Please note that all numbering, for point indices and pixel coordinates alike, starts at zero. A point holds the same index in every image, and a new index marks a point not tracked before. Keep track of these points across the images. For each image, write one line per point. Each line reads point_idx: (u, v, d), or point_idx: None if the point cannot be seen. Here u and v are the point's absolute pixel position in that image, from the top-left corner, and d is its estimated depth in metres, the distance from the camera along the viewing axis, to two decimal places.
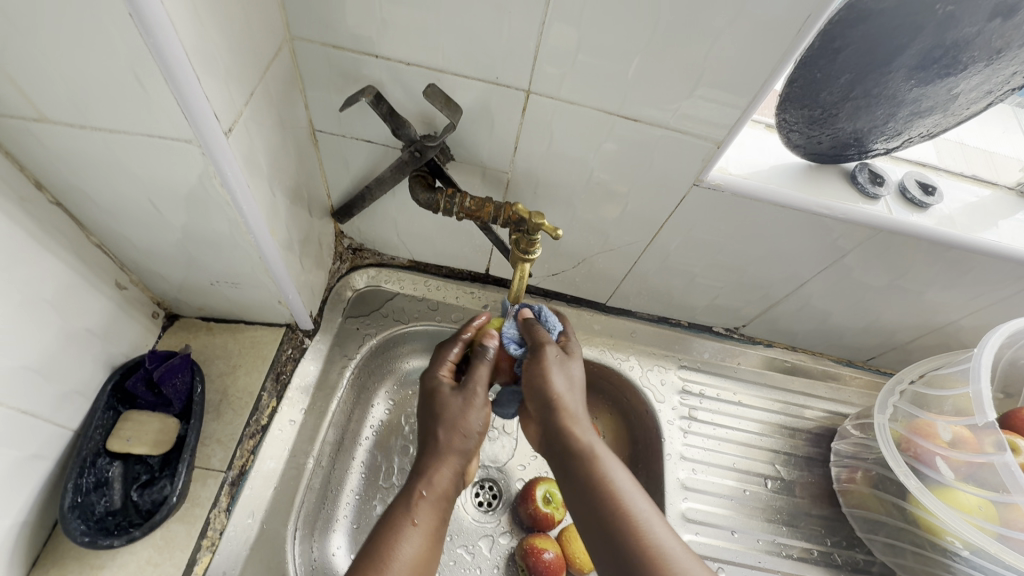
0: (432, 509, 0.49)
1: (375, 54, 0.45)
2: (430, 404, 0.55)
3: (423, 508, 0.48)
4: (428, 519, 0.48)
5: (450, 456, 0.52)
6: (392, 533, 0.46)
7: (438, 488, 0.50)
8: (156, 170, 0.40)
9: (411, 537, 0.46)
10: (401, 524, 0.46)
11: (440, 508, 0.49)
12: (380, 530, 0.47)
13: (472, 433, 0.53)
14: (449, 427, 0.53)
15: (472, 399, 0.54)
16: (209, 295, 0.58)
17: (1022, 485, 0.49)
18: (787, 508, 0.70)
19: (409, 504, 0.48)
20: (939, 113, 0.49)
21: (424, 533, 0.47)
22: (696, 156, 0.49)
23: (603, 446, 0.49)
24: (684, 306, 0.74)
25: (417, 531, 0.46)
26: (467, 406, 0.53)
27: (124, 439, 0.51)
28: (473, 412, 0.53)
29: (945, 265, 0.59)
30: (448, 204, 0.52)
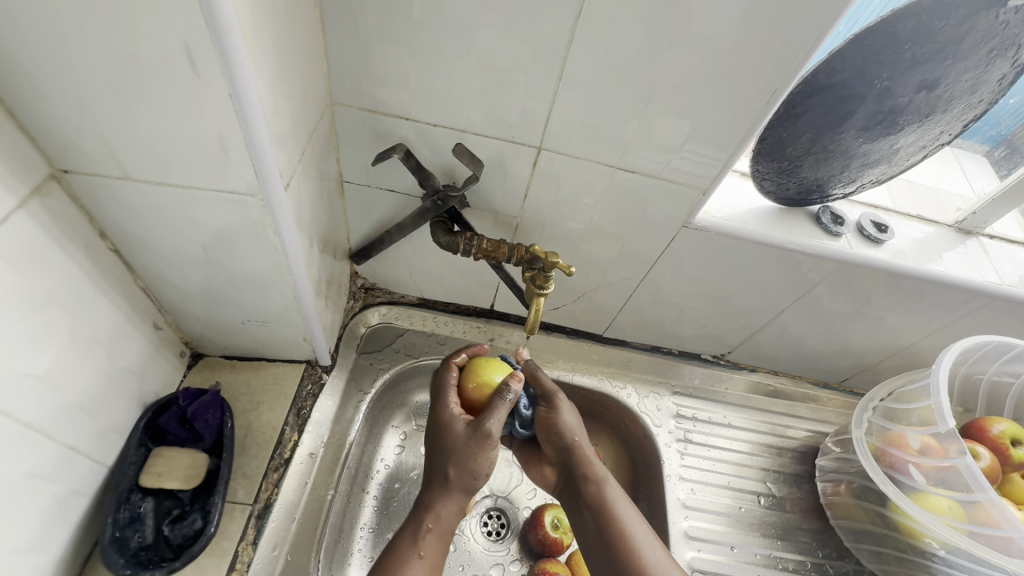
0: (438, 540, 0.56)
1: (406, 117, 0.52)
2: (439, 450, 0.58)
3: (429, 542, 0.56)
4: (433, 554, 0.56)
5: (455, 496, 0.57)
6: (398, 565, 0.54)
7: (443, 525, 0.57)
8: (216, 220, 0.45)
9: (415, 570, 0.54)
10: (407, 558, 0.54)
11: (443, 541, 0.57)
12: (388, 566, 0.54)
13: (483, 476, 0.58)
14: (460, 474, 0.57)
15: (483, 451, 0.57)
16: (237, 333, 0.61)
17: (983, 484, 0.55)
18: (780, 523, 0.75)
19: (416, 540, 0.56)
20: (885, 164, 0.58)
21: (428, 565, 0.55)
22: (685, 201, 0.57)
23: (609, 476, 0.64)
24: (674, 335, 0.81)
25: (421, 563, 0.54)
26: (480, 454, 0.57)
27: (157, 475, 0.53)
28: (485, 465, 0.58)
29: (902, 292, 0.67)
30: (467, 245, 0.57)
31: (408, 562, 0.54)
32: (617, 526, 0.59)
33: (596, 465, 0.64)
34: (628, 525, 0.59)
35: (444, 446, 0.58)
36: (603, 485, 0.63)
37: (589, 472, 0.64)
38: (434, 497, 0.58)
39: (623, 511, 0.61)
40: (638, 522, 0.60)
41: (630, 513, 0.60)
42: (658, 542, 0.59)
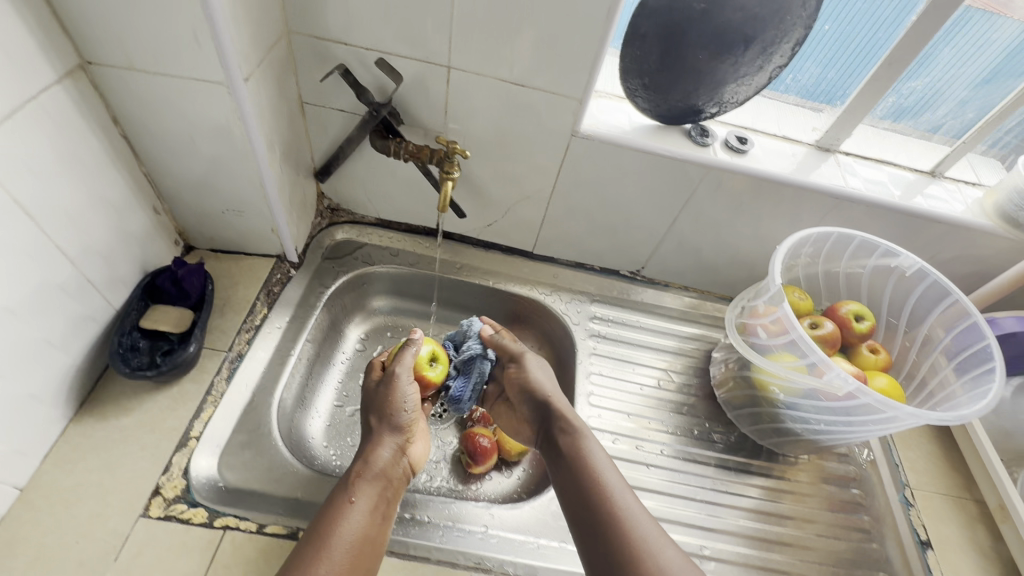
0: (371, 484, 0.64)
1: (344, 42, 0.68)
2: (368, 407, 0.75)
3: (363, 489, 0.63)
4: (367, 497, 0.62)
5: (384, 438, 0.70)
6: (335, 510, 0.60)
7: (375, 467, 0.67)
8: (197, 108, 0.61)
9: (353, 511, 0.60)
10: (342, 504, 0.61)
11: (376, 483, 0.65)
12: (328, 511, 0.60)
13: (401, 415, 0.73)
14: (382, 417, 0.72)
15: (398, 389, 0.75)
16: (219, 224, 0.77)
17: (795, 321, 0.66)
18: (674, 401, 0.89)
19: (347, 486, 0.63)
20: (734, 82, 0.72)
21: (364, 509, 0.61)
22: (569, 112, 0.72)
23: (594, 447, 0.71)
24: (593, 250, 0.95)
25: (355, 505, 0.61)
26: (394, 394, 0.74)
27: (153, 319, 0.69)
28: (401, 402, 0.74)
29: (765, 198, 0.81)
30: (397, 148, 0.73)
31: (345, 506, 0.60)
32: (590, 470, 0.67)
33: (571, 417, 0.74)
34: (597, 469, 0.67)
35: (370, 403, 0.75)
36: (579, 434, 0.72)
37: (564, 423, 0.74)
38: (368, 449, 0.70)
39: (596, 457, 0.69)
40: (610, 470, 0.68)
41: (601, 456, 0.69)
42: (628, 488, 0.66)
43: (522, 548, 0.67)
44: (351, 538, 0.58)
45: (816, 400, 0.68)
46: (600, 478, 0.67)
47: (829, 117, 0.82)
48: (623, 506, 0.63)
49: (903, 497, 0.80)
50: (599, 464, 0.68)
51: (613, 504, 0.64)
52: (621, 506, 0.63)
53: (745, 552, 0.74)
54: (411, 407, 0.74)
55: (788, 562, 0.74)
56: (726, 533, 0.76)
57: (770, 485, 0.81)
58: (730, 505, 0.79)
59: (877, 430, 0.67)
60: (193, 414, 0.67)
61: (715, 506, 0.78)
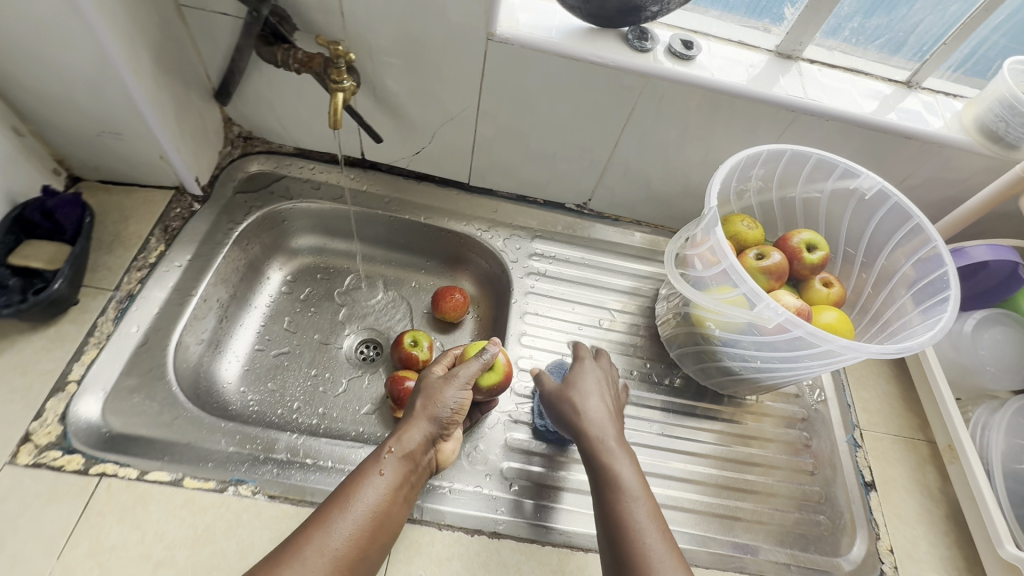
0: (400, 465, 0.55)
1: None
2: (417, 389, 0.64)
3: (393, 464, 0.55)
4: (394, 475, 0.54)
5: (422, 423, 0.59)
6: (360, 479, 0.54)
7: (406, 448, 0.56)
8: (21, 1, 0.52)
9: (375, 484, 0.53)
10: (369, 473, 0.54)
11: (408, 465, 0.56)
12: (354, 479, 0.54)
13: (447, 410, 0.60)
14: (428, 404, 0.60)
15: (454, 382, 0.62)
16: (100, 150, 0.69)
17: (727, 247, 0.59)
18: (618, 342, 0.83)
19: (379, 459, 0.55)
20: None
21: (388, 486, 0.54)
22: (480, 9, 0.62)
23: (637, 479, 0.56)
24: (534, 181, 0.87)
25: (381, 479, 0.54)
26: (446, 389, 0.61)
27: (23, 253, 0.63)
28: (451, 398, 0.61)
29: (714, 114, 0.72)
30: (285, 56, 0.64)
31: (368, 476, 0.54)
32: (615, 489, 0.55)
33: (596, 424, 0.60)
34: (632, 504, 0.54)
35: (420, 386, 0.63)
36: (601, 444, 0.59)
37: (592, 442, 0.59)
38: (401, 426, 0.59)
39: (630, 485, 0.56)
40: (641, 494, 0.55)
41: (627, 471, 0.57)
42: (655, 516, 0.54)
43: (429, 493, 0.63)
44: (365, 511, 0.51)
45: (755, 335, 0.62)
46: (624, 504, 0.54)
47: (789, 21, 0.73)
48: (638, 525, 0.53)
49: (851, 439, 0.75)
50: (626, 484, 0.55)
51: (632, 533, 0.52)
52: (644, 542, 0.52)
53: (679, 497, 0.70)
54: (458, 405, 0.61)
55: (727, 505, 0.70)
56: (661, 478, 0.71)
57: (713, 426, 0.76)
58: (671, 449, 0.73)
59: (823, 365, 0.60)
60: (73, 357, 0.62)
61: (654, 449, 0.73)
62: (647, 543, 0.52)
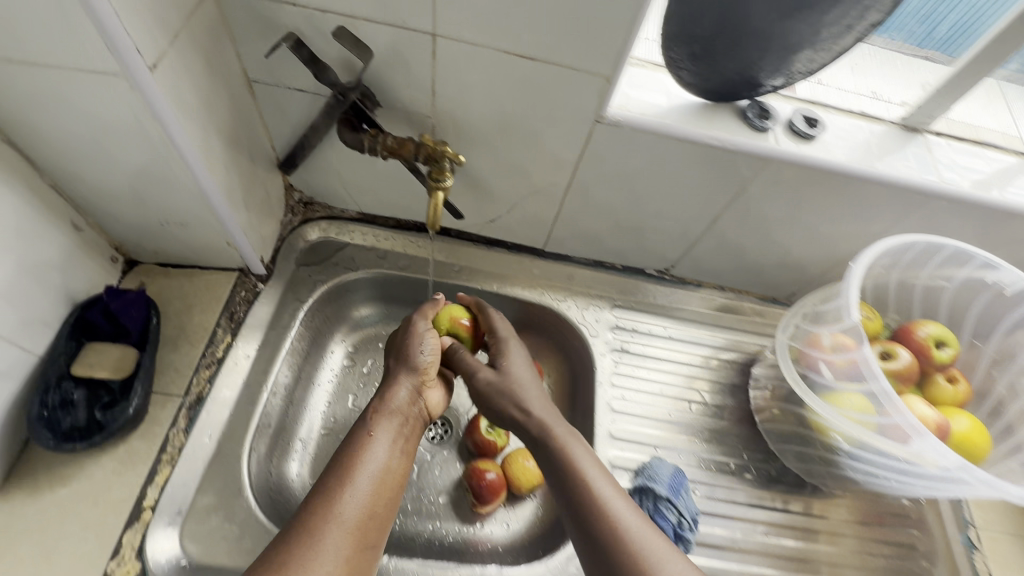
0: (389, 424, 0.62)
1: (292, 2, 0.49)
2: (391, 346, 0.71)
3: (382, 423, 0.62)
4: (388, 432, 0.61)
5: (403, 379, 0.66)
6: (354, 445, 0.59)
7: (393, 406, 0.64)
8: (94, 107, 0.45)
9: (373, 445, 0.59)
10: (364, 437, 0.59)
11: (398, 422, 0.63)
12: (349, 442, 0.59)
13: (421, 357, 0.68)
14: (402, 358, 0.68)
15: (415, 335, 0.69)
16: (161, 239, 0.63)
17: (877, 373, 0.55)
18: (711, 428, 0.77)
19: (368, 420, 0.62)
20: (808, 48, 0.54)
21: (387, 444, 0.60)
22: (595, 94, 0.55)
23: (592, 464, 0.57)
24: (615, 248, 0.80)
25: (374, 439, 0.60)
26: (411, 342, 0.69)
27: (87, 365, 0.57)
28: (419, 345, 0.69)
29: (834, 195, 0.65)
30: (372, 142, 0.56)
31: (361, 438, 0.59)
32: (569, 469, 0.57)
33: (551, 424, 0.61)
34: (590, 485, 0.55)
35: (392, 344, 0.71)
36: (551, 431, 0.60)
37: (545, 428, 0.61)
38: (387, 387, 0.66)
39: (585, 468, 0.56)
40: (598, 475, 0.56)
41: (580, 451, 0.58)
42: (610, 480, 0.56)
43: None
44: (371, 474, 0.57)
45: (881, 458, 0.58)
46: (576, 475, 0.56)
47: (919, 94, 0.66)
48: (603, 500, 0.54)
49: (966, 539, 0.70)
50: (578, 460, 0.57)
51: (592, 501, 0.54)
52: (614, 510, 0.53)
53: None
54: (428, 355, 0.68)
55: None
56: None
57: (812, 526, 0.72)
58: (772, 553, 0.69)
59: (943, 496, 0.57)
60: (146, 479, 0.57)
61: (754, 555, 0.68)
62: (611, 508, 0.53)
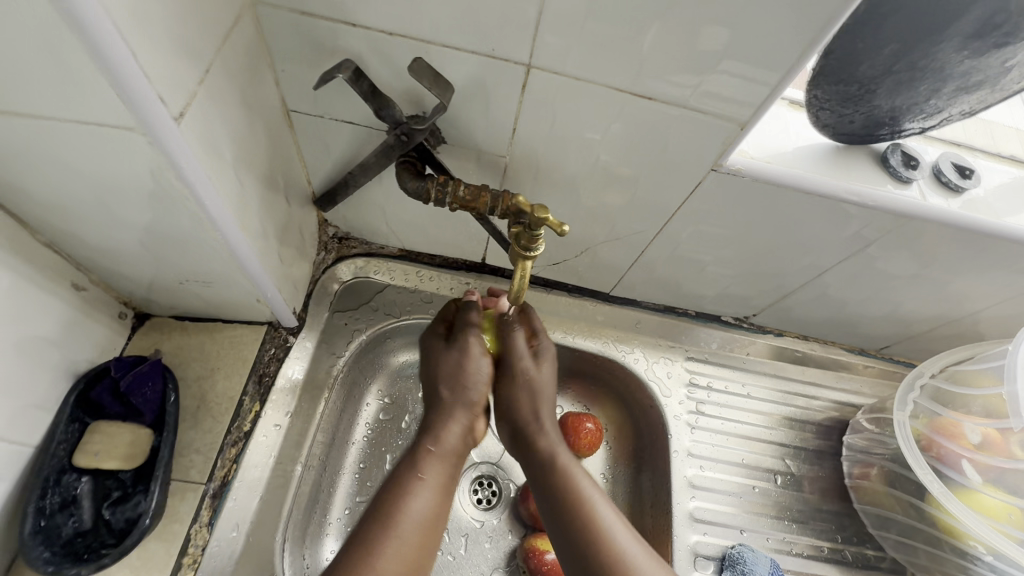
0: (441, 464, 0.51)
1: (353, 23, 0.40)
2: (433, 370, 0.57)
3: (432, 465, 0.51)
4: (437, 475, 0.50)
5: (457, 414, 0.54)
6: (400, 487, 0.49)
7: (446, 446, 0.52)
8: (103, 164, 0.35)
9: (419, 492, 0.49)
10: (409, 479, 0.49)
11: (449, 463, 0.52)
12: (391, 485, 0.49)
13: (475, 389, 0.56)
14: (454, 388, 0.55)
15: (468, 360, 0.56)
16: (179, 294, 0.54)
17: None
18: (797, 504, 0.68)
19: (417, 459, 0.51)
20: (987, 89, 0.44)
21: (433, 487, 0.50)
22: (717, 138, 0.45)
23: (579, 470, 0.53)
24: (693, 295, 0.70)
25: (425, 485, 0.49)
26: (466, 369, 0.56)
27: (92, 454, 0.47)
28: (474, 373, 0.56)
29: (975, 254, 0.55)
30: (439, 193, 0.47)
31: (412, 484, 0.49)
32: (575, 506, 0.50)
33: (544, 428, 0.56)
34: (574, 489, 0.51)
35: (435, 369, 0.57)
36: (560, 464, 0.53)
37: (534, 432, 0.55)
38: (434, 420, 0.54)
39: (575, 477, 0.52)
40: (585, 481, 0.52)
41: (586, 485, 0.51)
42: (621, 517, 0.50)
43: None
44: (416, 523, 0.47)
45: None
46: (585, 512, 0.49)
47: None
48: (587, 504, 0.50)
49: None
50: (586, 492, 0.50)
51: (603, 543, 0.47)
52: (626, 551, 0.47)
53: None
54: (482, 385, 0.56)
55: None
56: None
57: None
58: None
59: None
60: None
61: None
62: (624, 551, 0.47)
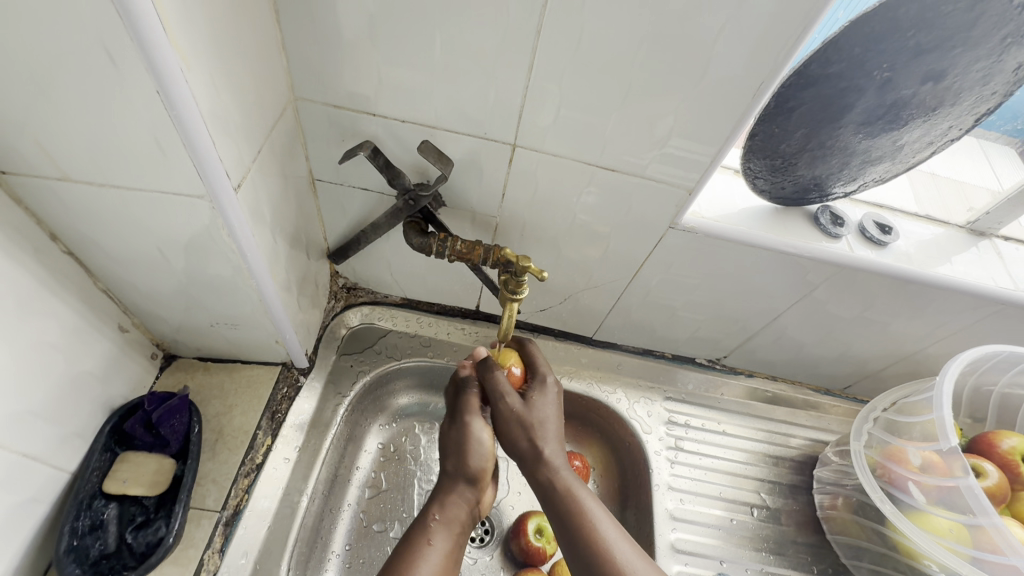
0: (448, 532, 0.55)
1: (373, 113, 0.50)
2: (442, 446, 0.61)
3: (439, 531, 0.54)
4: (445, 542, 0.54)
5: (457, 485, 0.58)
6: (411, 552, 0.52)
7: (450, 514, 0.56)
8: (168, 221, 0.43)
9: (430, 556, 0.52)
10: (419, 547, 0.52)
11: (455, 531, 0.55)
12: (402, 552, 0.52)
13: (478, 464, 0.59)
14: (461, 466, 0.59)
15: (470, 437, 0.59)
16: (207, 335, 0.60)
17: (986, 508, 0.53)
18: (774, 536, 0.72)
19: (426, 527, 0.54)
20: (888, 161, 0.54)
21: (441, 550, 0.53)
22: (670, 201, 0.55)
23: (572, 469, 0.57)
24: (667, 339, 0.77)
25: (433, 549, 0.52)
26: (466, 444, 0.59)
27: (120, 481, 0.53)
28: (475, 444, 0.59)
29: (907, 298, 0.63)
30: (440, 247, 0.56)
31: (421, 548, 0.52)
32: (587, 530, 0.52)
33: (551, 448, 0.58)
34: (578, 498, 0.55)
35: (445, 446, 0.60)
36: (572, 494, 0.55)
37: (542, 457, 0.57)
38: (439, 492, 0.58)
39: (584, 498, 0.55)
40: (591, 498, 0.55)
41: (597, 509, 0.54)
42: (625, 535, 0.53)
43: None
44: None
45: None
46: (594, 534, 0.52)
47: (988, 200, 0.66)
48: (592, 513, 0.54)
49: None
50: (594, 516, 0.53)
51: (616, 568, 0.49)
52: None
53: None
54: (483, 459, 0.59)
55: None
56: None
57: None
58: None
59: None
60: None
61: None
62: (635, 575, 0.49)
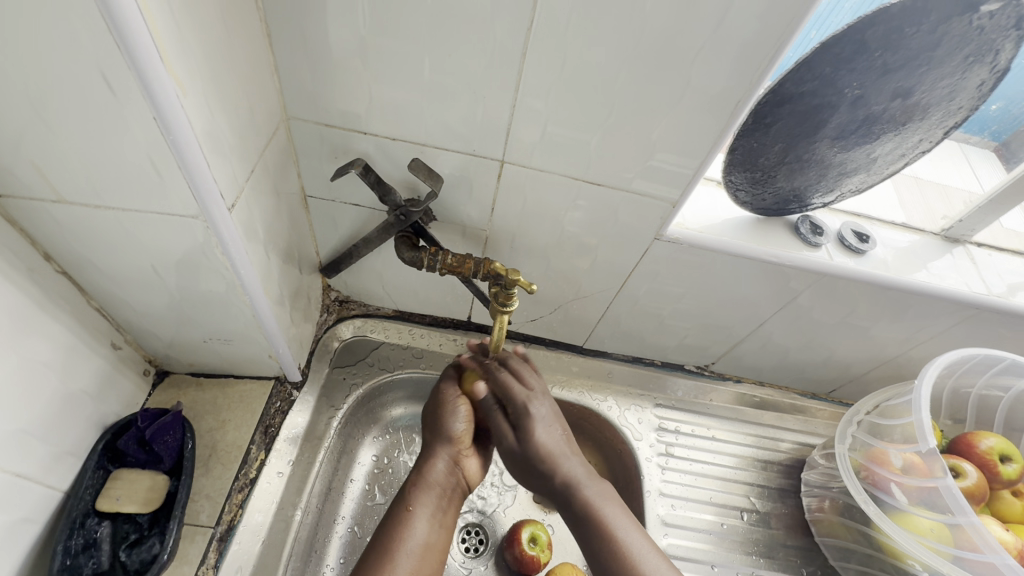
0: (428, 498, 0.56)
1: (364, 131, 0.51)
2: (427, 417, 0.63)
3: (421, 499, 0.56)
4: (426, 509, 0.55)
5: (437, 453, 0.59)
6: (395, 521, 0.54)
7: (429, 482, 0.57)
8: (162, 240, 0.44)
9: (413, 524, 0.54)
10: (399, 515, 0.54)
11: (438, 498, 0.57)
12: (386, 523, 0.54)
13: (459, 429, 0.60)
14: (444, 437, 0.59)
15: (450, 404, 0.60)
16: (199, 351, 0.61)
17: (964, 506, 0.54)
18: (764, 539, 0.73)
19: (406, 496, 0.56)
20: (863, 172, 0.56)
21: (426, 519, 0.55)
22: (655, 214, 0.56)
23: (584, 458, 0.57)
24: (656, 346, 0.78)
25: (414, 516, 0.54)
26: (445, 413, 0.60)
27: (114, 499, 0.53)
28: (458, 414, 0.60)
29: (886, 304, 0.65)
30: (431, 261, 0.57)
31: (402, 515, 0.54)
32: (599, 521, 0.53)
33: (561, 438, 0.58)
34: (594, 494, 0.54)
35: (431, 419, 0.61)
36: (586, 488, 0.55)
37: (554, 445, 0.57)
38: (421, 461, 0.59)
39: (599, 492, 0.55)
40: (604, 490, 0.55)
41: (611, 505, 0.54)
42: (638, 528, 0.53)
43: None
44: (410, 554, 0.52)
45: None
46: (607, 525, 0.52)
47: (962, 208, 0.69)
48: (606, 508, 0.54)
49: None
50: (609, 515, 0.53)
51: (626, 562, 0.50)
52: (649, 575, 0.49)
53: None
54: (463, 423, 0.60)
55: None
56: None
57: None
58: None
59: None
60: None
61: None
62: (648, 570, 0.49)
